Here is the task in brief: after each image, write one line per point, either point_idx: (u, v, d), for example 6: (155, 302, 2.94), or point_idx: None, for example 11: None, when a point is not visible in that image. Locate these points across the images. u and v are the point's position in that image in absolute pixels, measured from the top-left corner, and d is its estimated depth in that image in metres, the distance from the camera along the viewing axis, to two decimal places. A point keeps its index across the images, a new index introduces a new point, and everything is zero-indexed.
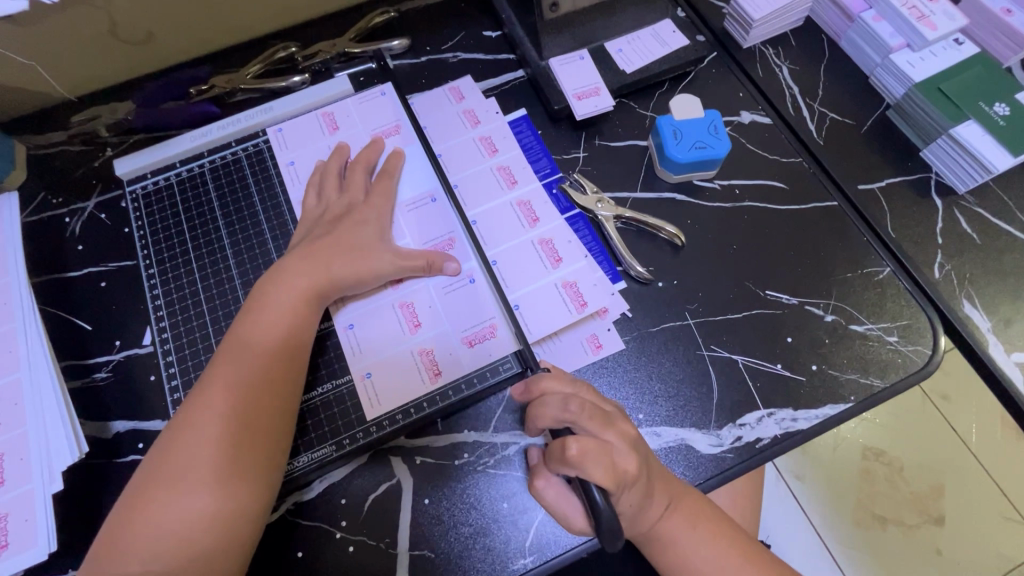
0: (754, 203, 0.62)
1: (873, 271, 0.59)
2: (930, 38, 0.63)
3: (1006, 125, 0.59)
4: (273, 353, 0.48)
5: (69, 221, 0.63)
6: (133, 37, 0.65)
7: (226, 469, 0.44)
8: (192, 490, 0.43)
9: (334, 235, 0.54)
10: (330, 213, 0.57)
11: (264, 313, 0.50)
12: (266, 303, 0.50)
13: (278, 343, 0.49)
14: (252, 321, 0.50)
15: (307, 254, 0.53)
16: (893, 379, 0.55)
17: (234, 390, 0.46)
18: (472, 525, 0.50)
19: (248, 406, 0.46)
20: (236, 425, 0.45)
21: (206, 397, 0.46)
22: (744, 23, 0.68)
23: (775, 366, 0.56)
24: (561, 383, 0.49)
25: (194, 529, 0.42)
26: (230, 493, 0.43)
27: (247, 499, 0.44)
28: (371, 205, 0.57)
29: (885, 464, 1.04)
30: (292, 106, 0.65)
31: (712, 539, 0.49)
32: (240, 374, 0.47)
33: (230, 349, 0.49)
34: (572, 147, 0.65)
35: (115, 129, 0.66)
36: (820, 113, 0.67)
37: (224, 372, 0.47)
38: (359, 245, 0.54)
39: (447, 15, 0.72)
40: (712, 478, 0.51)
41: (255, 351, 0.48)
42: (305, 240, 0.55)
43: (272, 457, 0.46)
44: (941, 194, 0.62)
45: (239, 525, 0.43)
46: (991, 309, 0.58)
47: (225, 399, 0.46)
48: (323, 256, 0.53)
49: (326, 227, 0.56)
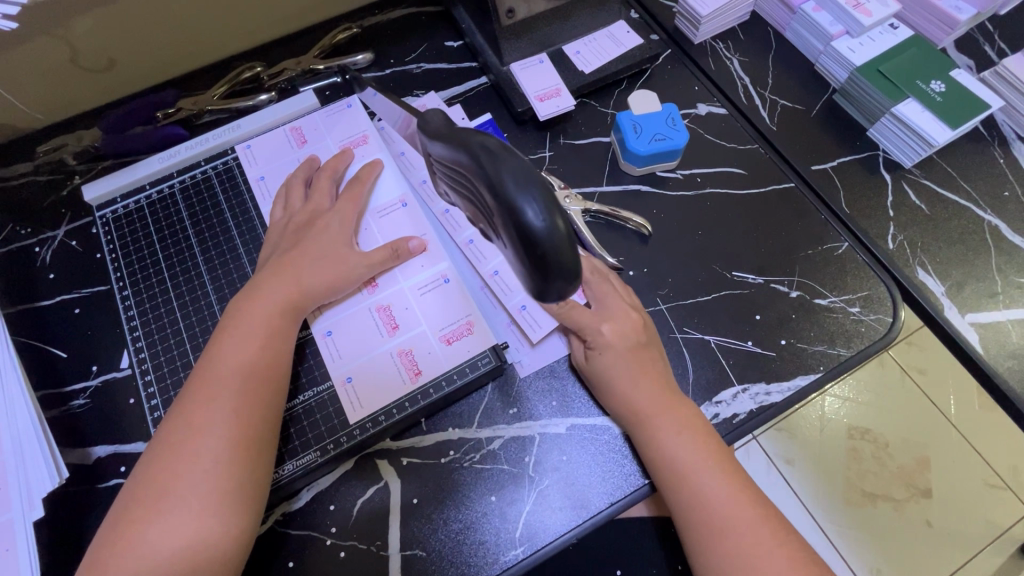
0: (715, 190, 0.65)
1: (833, 247, 0.62)
2: (867, 24, 0.67)
3: (942, 101, 0.63)
4: (248, 373, 0.48)
5: (39, 251, 0.63)
6: (96, 65, 0.65)
7: (208, 488, 0.43)
8: (174, 507, 0.42)
9: (301, 247, 0.54)
10: (294, 222, 0.57)
11: (238, 333, 0.50)
12: (238, 325, 0.50)
13: (253, 361, 0.48)
14: (225, 342, 0.49)
15: (278, 267, 0.53)
16: (857, 347, 0.57)
17: (212, 412, 0.45)
18: (461, 521, 0.50)
19: (227, 425, 0.45)
20: (217, 446, 0.44)
21: (183, 420, 0.45)
22: (693, 21, 0.71)
23: (746, 344, 0.58)
24: (602, 296, 0.54)
25: (179, 553, 0.41)
26: (213, 512, 0.43)
27: (232, 518, 0.43)
28: (336, 211, 0.57)
29: (870, 441, 0.98)
30: (258, 123, 0.65)
31: (698, 442, 0.49)
32: (213, 396, 0.46)
33: (204, 371, 0.48)
34: (538, 147, 0.67)
35: (82, 157, 0.66)
36: (772, 101, 0.70)
37: (201, 390, 0.46)
38: (328, 255, 0.54)
39: (408, 27, 0.74)
40: (728, 436, 0.54)
41: (229, 372, 0.47)
42: (274, 253, 0.56)
43: (255, 476, 0.45)
44: (888, 170, 0.65)
45: (225, 545, 0.43)
46: (943, 275, 0.61)
47: (204, 421, 0.45)
48: (294, 267, 0.53)
49: (292, 237, 0.56)
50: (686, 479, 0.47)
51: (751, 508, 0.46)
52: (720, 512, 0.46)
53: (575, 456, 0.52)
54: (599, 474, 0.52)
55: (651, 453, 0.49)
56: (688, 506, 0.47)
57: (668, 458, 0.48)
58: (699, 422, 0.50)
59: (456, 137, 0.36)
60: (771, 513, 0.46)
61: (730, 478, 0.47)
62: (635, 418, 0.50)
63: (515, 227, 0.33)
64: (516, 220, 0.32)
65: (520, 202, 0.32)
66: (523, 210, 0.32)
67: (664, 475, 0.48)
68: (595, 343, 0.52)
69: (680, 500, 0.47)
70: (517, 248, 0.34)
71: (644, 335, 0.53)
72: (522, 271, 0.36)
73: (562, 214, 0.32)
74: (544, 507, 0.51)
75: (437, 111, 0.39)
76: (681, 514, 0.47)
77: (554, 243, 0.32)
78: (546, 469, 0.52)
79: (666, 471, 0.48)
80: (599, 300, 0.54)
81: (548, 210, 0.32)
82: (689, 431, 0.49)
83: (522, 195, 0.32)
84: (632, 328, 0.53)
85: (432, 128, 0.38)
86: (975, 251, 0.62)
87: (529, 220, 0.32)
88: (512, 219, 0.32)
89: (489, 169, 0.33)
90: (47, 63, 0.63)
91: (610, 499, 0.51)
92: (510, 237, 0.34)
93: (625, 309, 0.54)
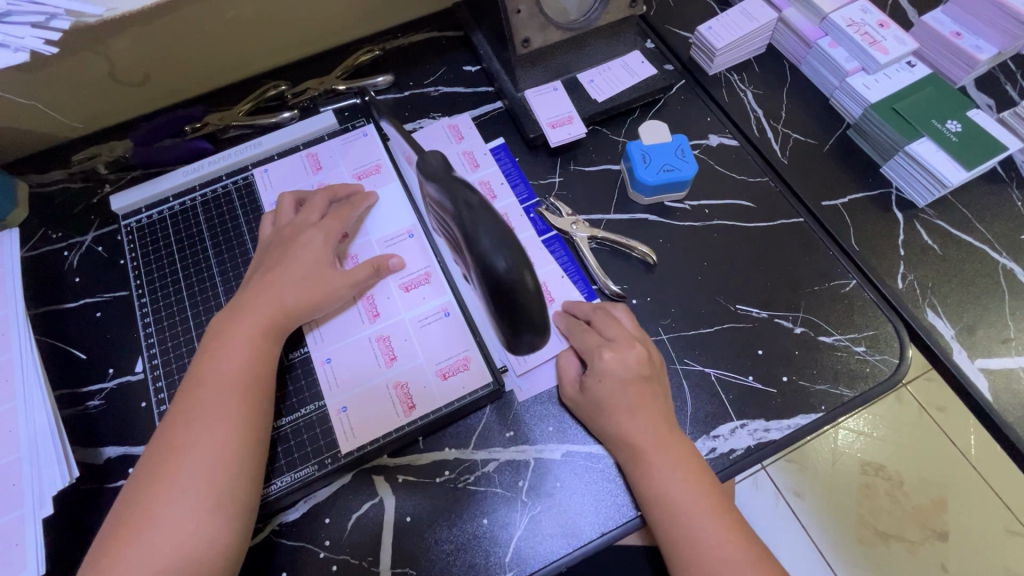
0: (722, 221, 0.65)
1: (840, 284, 0.61)
2: (883, 62, 0.67)
3: (958, 141, 0.63)
4: (241, 375, 0.50)
5: (68, 255, 0.66)
6: (130, 80, 0.69)
7: (202, 487, 0.45)
8: (173, 504, 0.44)
9: (285, 261, 0.56)
10: (281, 236, 0.59)
11: (230, 338, 0.51)
12: (230, 330, 0.52)
13: (246, 364, 0.50)
14: (215, 348, 0.51)
15: (269, 274, 0.55)
16: (861, 388, 0.57)
17: (209, 413, 0.47)
18: (452, 542, 0.51)
19: (218, 425, 0.47)
20: (210, 446, 0.46)
21: (177, 424, 0.47)
22: (708, 52, 0.72)
23: (747, 378, 0.57)
24: (610, 326, 0.54)
25: (180, 547, 0.43)
26: (213, 506, 0.45)
27: (231, 511, 0.45)
28: (320, 226, 0.58)
29: (885, 479, 1.02)
30: (280, 141, 0.68)
31: (691, 480, 0.48)
32: (206, 400, 0.48)
33: (198, 376, 0.50)
34: (548, 172, 0.68)
35: (114, 166, 0.70)
36: (784, 134, 0.70)
37: (197, 394, 0.48)
38: (310, 272, 0.55)
39: (428, 51, 0.76)
40: (722, 472, 0.54)
41: (220, 376, 0.49)
42: (261, 264, 0.57)
43: (250, 473, 0.47)
44: (901, 209, 0.65)
45: (224, 538, 0.45)
46: (955, 318, 0.60)
47: (200, 423, 0.47)
48: (280, 280, 0.54)
49: (278, 250, 0.57)
50: (676, 518, 0.47)
51: (742, 552, 0.46)
52: (710, 556, 0.45)
53: (569, 484, 0.53)
54: (591, 501, 0.52)
55: (644, 490, 0.49)
56: (678, 545, 0.47)
57: (660, 494, 0.48)
58: (692, 458, 0.49)
59: (444, 183, 0.38)
60: (760, 555, 0.46)
61: (721, 519, 0.47)
62: (630, 450, 0.50)
63: (488, 277, 0.36)
64: (489, 272, 0.35)
65: (492, 258, 0.35)
66: (496, 263, 0.35)
67: (655, 512, 0.48)
68: (595, 371, 0.52)
69: (671, 539, 0.47)
70: (491, 295, 0.37)
71: (648, 368, 0.52)
72: (494, 314, 0.39)
73: (531, 270, 0.35)
74: (535, 534, 0.51)
75: (433, 152, 0.40)
76: (671, 551, 0.47)
77: (523, 294, 0.36)
78: (540, 496, 0.52)
79: (656, 507, 0.48)
80: (603, 329, 0.54)
81: (519, 265, 0.35)
82: (684, 469, 0.48)
83: (495, 250, 0.35)
84: (635, 359, 0.51)
85: (425, 169, 0.40)
86: (988, 294, 0.61)
87: (501, 274, 0.35)
88: (485, 271, 0.35)
89: (469, 227, 0.36)
90: (85, 79, 0.66)
91: (601, 529, 0.51)
92: (484, 285, 0.37)
93: (630, 341, 0.53)
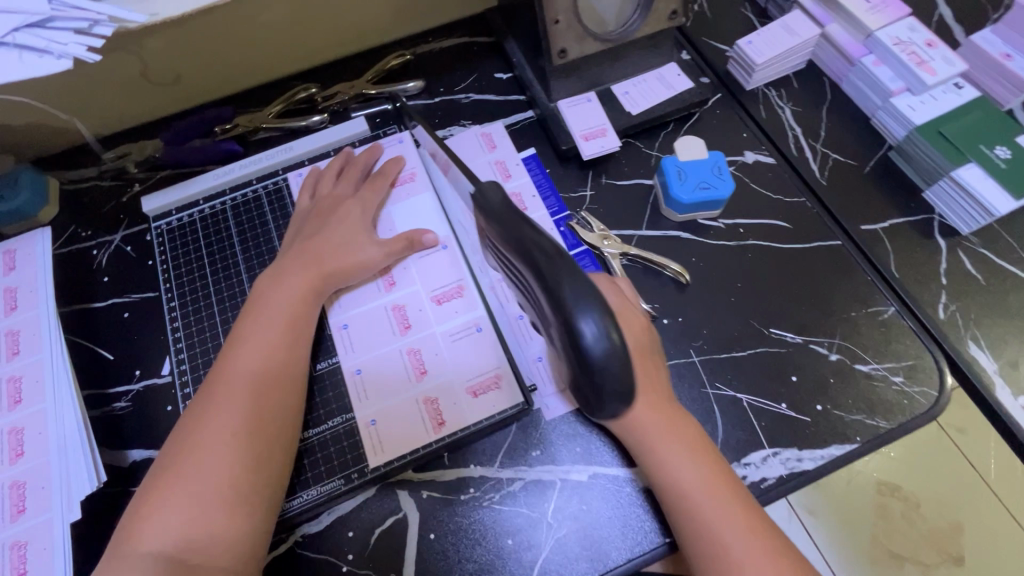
0: (757, 242, 0.63)
1: (878, 310, 0.60)
2: (930, 83, 0.65)
3: (1006, 168, 0.61)
4: (282, 338, 0.51)
5: (97, 254, 0.66)
6: (163, 79, 0.69)
7: (239, 436, 0.46)
8: (209, 450, 0.45)
9: (323, 231, 0.58)
10: (318, 208, 0.61)
11: (272, 301, 0.53)
12: (272, 295, 0.54)
13: (286, 327, 0.52)
14: (257, 312, 0.53)
15: (310, 242, 0.57)
16: (898, 420, 0.55)
17: (249, 369, 0.49)
18: (476, 561, 0.50)
19: (258, 381, 0.48)
20: (249, 399, 0.48)
21: (219, 378, 0.49)
22: (746, 67, 0.70)
23: (780, 405, 0.56)
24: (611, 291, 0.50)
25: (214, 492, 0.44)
26: (248, 455, 0.45)
27: (264, 464, 0.46)
28: (358, 198, 0.61)
29: (900, 500, 1.00)
30: (311, 147, 0.67)
31: (732, 506, 0.45)
32: (247, 358, 0.50)
33: (241, 336, 0.51)
34: (580, 184, 0.67)
35: (143, 165, 0.70)
36: (823, 153, 0.68)
37: (239, 353, 0.50)
38: (346, 240, 0.58)
39: (460, 57, 0.75)
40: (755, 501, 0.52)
41: (262, 336, 0.51)
42: (299, 236, 0.59)
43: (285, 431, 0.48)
44: (944, 235, 0.63)
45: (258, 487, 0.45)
46: (997, 351, 0.58)
47: (240, 377, 0.48)
48: (318, 249, 0.57)
49: (314, 223, 0.60)
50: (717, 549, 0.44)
51: None
52: None
53: (597, 507, 0.52)
54: (619, 523, 0.51)
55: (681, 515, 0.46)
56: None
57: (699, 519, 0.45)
58: (730, 483, 0.47)
59: (515, 225, 0.38)
60: None
61: (766, 550, 0.44)
62: (663, 473, 0.47)
63: (573, 338, 0.37)
64: (575, 333, 0.37)
65: (580, 320, 0.36)
66: (583, 327, 0.36)
67: (692, 540, 0.45)
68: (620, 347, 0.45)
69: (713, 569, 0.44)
70: (570, 351, 0.39)
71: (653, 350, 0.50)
72: (568, 360, 0.41)
73: (616, 328, 0.37)
74: (561, 555, 0.50)
75: (493, 184, 0.40)
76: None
77: (608, 353, 0.37)
78: (565, 518, 0.51)
79: (693, 534, 0.45)
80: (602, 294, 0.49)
81: (604, 325, 0.37)
82: (723, 494, 0.46)
83: (583, 311, 0.36)
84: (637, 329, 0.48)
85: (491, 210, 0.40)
86: None
87: (587, 336, 0.36)
88: (572, 331, 0.37)
89: (551, 283, 0.36)
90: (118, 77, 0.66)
91: (628, 555, 0.50)
92: (566, 342, 0.39)
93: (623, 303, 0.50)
